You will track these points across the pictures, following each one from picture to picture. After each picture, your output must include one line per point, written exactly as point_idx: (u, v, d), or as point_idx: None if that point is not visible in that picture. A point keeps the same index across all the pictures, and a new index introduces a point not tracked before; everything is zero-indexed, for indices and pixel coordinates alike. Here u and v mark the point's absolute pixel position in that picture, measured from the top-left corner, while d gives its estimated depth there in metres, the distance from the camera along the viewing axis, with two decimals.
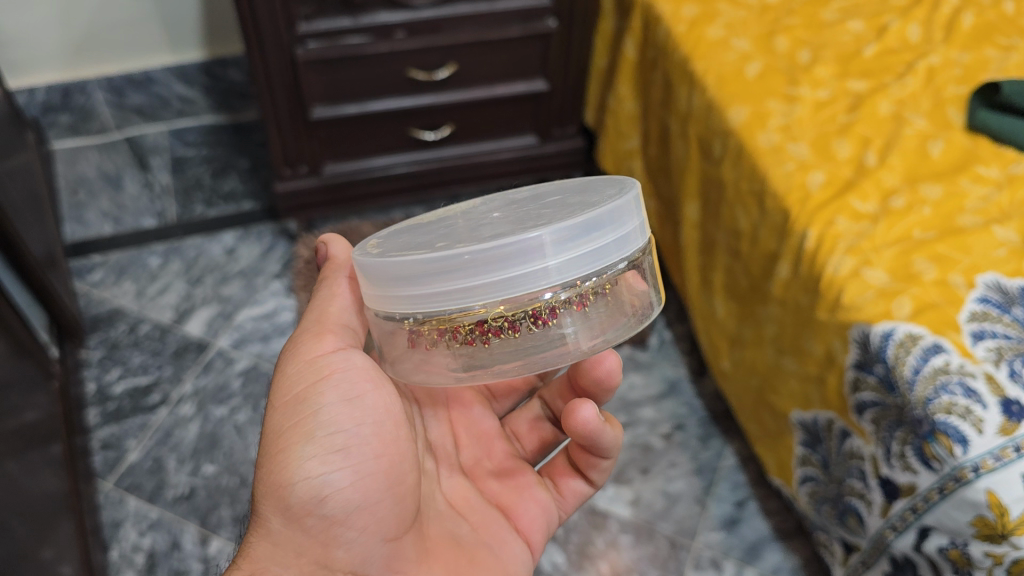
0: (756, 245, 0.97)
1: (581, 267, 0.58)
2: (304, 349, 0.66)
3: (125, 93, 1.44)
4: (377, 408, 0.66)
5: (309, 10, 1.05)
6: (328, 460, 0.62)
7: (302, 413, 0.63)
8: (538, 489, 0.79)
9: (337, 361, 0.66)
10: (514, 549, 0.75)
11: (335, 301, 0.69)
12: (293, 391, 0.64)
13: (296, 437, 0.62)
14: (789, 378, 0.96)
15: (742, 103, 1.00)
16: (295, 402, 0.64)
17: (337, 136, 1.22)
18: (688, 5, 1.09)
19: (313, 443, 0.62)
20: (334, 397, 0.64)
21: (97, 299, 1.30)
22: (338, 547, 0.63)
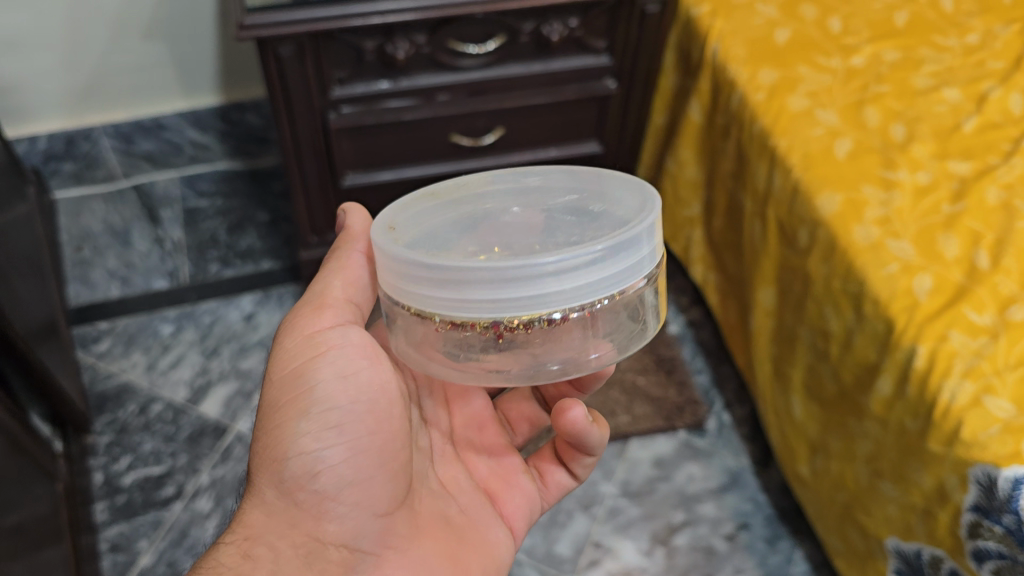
0: (850, 352, 0.87)
1: (601, 291, 0.54)
2: (303, 325, 0.65)
3: (134, 140, 1.32)
4: (374, 383, 0.64)
5: (344, 73, 0.94)
6: (321, 436, 0.61)
7: (299, 389, 0.62)
8: (523, 480, 0.77)
9: (334, 338, 0.64)
10: (497, 533, 0.73)
11: (340, 277, 0.67)
12: (291, 364, 0.63)
13: (292, 411, 0.61)
14: (886, 502, 0.85)
15: (834, 189, 0.88)
16: (292, 377, 0.63)
17: (369, 206, 1.11)
18: (766, 68, 0.98)
19: (307, 418, 0.61)
20: (329, 373, 0.62)
21: (104, 373, 1.19)
22: (329, 521, 0.62)
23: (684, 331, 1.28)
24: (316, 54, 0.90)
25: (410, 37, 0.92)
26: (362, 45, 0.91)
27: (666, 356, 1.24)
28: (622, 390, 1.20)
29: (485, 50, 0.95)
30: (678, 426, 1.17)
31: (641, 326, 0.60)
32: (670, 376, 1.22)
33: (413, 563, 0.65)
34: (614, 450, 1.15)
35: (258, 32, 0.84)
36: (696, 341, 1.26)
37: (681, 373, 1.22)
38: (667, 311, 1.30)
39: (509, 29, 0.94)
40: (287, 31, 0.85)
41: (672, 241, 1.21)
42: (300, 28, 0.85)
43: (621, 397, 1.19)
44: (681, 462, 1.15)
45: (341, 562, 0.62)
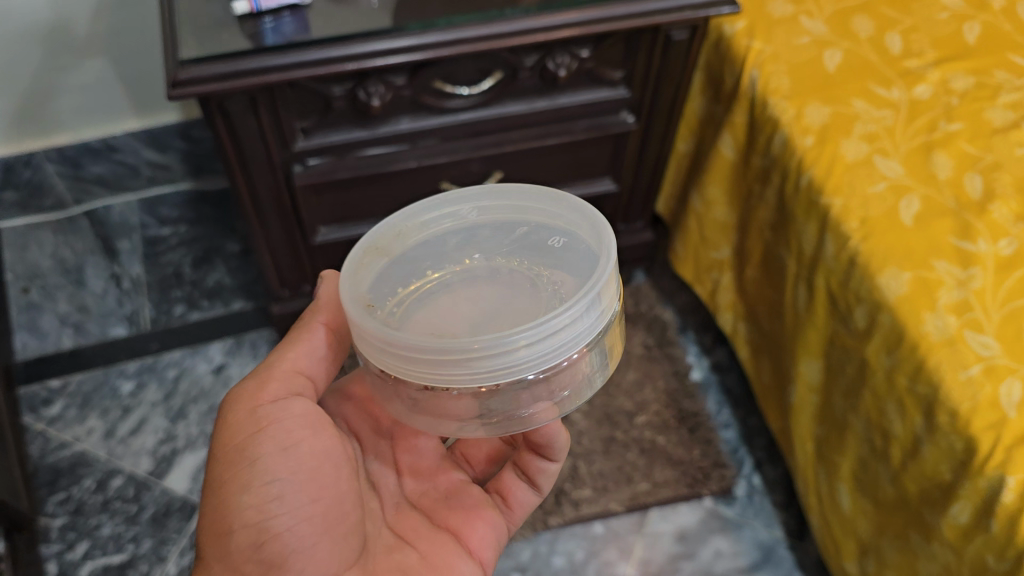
0: (917, 461, 0.73)
1: (583, 341, 0.47)
2: (246, 397, 0.60)
3: (83, 165, 1.16)
4: (319, 453, 0.60)
5: (307, 122, 0.77)
6: (265, 507, 0.57)
7: (239, 464, 0.58)
8: (484, 511, 0.73)
9: (275, 410, 0.59)
10: (462, 572, 0.68)
11: (294, 349, 0.62)
12: (233, 441, 0.58)
13: (235, 484, 0.57)
14: None
15: (900, 264, 0.73)
16: (234, 453, 0.58)
17: (346, 259, 0.96)
18: (815, 105, 0.82)
19: (249, 491, 0.57)
20: (269, 446, 0.58)
21: (56, 442, 1.06)
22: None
23: (707, 377, 1.14)
24: (273, 105, 0.74)
25: (385, 80, 0.75)
26: (328, 91, 0.74)
27: (689, 410, 1.11)
28: (640, 451, 1.07)
29: (478, 90, 0.79)
30: (703, 493, 1.05)
31: (606, 363, 0.54)
32: (693, 433, 1.09)
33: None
34: (631, 523, 1.03)
35: (196, 87, 0.68)
36: (721, 389, 1.14)
37: (706, 430, 1.09)
38: (689, 353, 1.17)
39: (507, 64, 0.77)
40: (234, 85, 0.69)
41: (696, 283, 1.06)
42: (251, 81, 0.69)
43: (639, 461, 1.06)
44: (707, 536, 1.03)
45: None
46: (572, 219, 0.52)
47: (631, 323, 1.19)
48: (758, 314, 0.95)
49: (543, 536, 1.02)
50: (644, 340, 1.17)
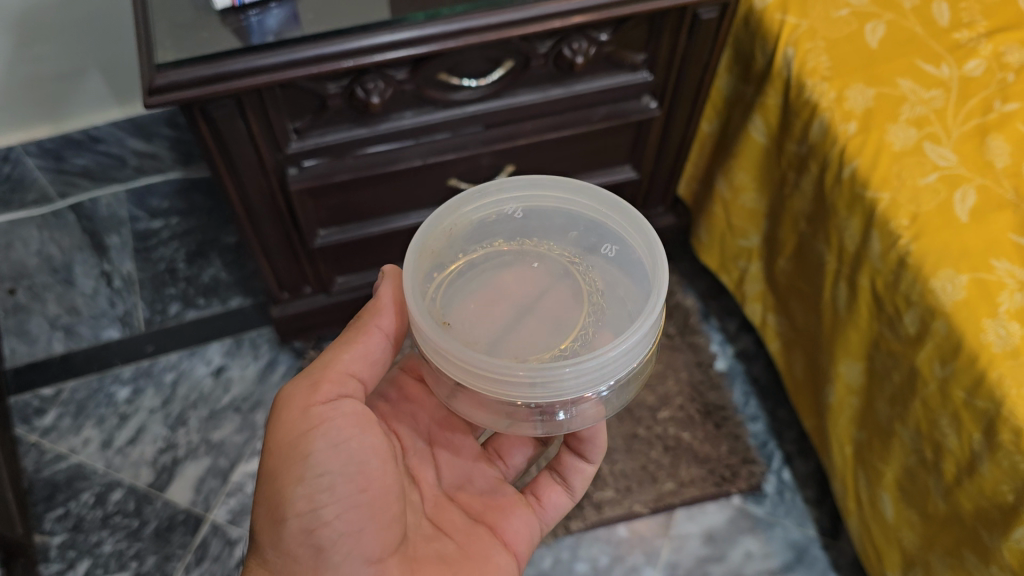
0: (974, 478, 0.67)
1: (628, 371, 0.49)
2: (296, 393, 0.56)
3: (65, 158, 1.10)
4: (371, 451, 0.56)
5: (300, 122, 0.72)
6: (315, 499, 0.53)
7: (290, 458, 0.54)
8: (520, 507, 0.69)
9: (328, 409, 0.55)
10: (500, 563, 0.63)
11: (349, 350, 0.58)
12: (285, 436, 0.55)
13: (287, 477, 0.54)
14: None
15: (953, 264, 0.66)
16: (285, 448, 0.55)
17: (344, 254, 0.92)
18: (858, 87, 0.75)
19: (300, 484, 0.53)
20: (322, 442, 0.54)
21: (51, 455, 1.01)
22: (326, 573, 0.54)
23: (733, 365, 1.10)
24: (262, 107, 0.69)
25: (385, 75, 0.69)
26: (323, 90, 0.68)
27: (714, 403, 1.05)
28: (664, 449, 1.02)
29: (487, 81, 0.73)
30: (731, 492, 1.00)
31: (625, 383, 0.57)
32: (719, 428, 1.03)
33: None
34: (657, 525, 0.99)
35: (176, 94, 0.63)
36: (748, 378, 1.09)
37: (733, 424, 1.04)
38: (712, 341, 1.12)
39: (519, 53, 0.71)
40: (216, 90, 0.63)
41: (722, 271, 1.02)
42: (235, 85, 0.63)
43: (663, 459, 1.01)
44: (737, 537, 0.98)
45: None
46: (624, 228, 0.53)
47: None
48: (789, 307, 0.90)
49: (565, 542, 0.97)
50: (665, 328, 1.11)
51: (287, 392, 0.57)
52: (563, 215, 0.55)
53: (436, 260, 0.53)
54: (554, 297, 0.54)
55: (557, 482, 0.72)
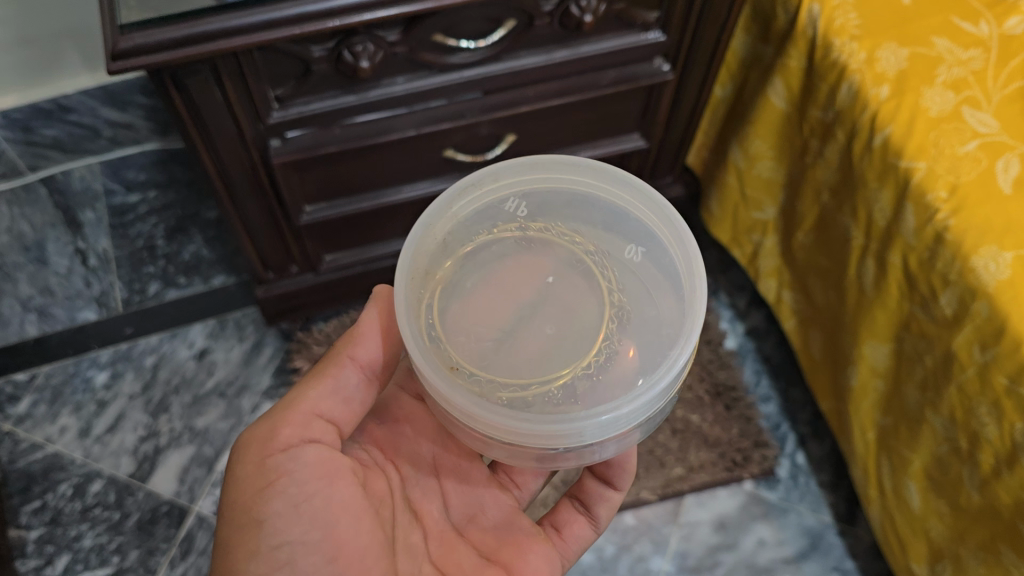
0: (1014, 470, 0.61)
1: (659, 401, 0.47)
2: (255, 448, 0.53)
3: (34, 127, 1.03)
4: (340, 507, 0.52)
5: (282, 89, 0.66)
6: (272, 574, 0.50)
7: (245, 525, 0.51)
8: (539, 542, 0.63)
9: (287, 459, 0.52)
10: None
11: (317, 386, 0.55)
12: (240, 499, 0.52)
13: (242, 549, 0.50)
14: None
15: (995, 241, 0.60)
16: (240, 514, 0.51)
17: (334, 230, 0.87)
18: (890, 47, 0.69)
19: (256, 557, 0.50)
20: (280, 503, 0.50)
21: (26, 444, 0.95)
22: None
23: (743, 344, 1.05)
24: (239, 73, 0.62)
25: (375, 36, 0.63)
26: (306, 53, 0.62)
27: (724, 383, 1.00)
28: (672, 433, 0.96)
29: (486, 43, 0.67)
30: (743, 477, 0.95)
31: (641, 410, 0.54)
32: (729, 410, 0.98)
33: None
34: (666, 512, 0.94)
35: (143, 58, 0.57)
36: (759, 357, 1.04)
37: (744, 406, 0.98)
38: (721, 318, 1.07)
39: (522, 12, 0.65)
40: (188, 53, 0.57)
41: (734, 246, 0.99)
42: (209, 47, 0.57)
43: (671, 443, 0.96)
44: (749, 524, 0.93)
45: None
46: (646, 212, 0.50)
47: None
48: (809, 284, 0.86)
49: None
50: None
51: (248, 438, 0.54)
52: (573, 202, 0.52)
53: (432, 271, 0.50)
54: (564, 298, 0.51)
55: (580, 514, 0.69)
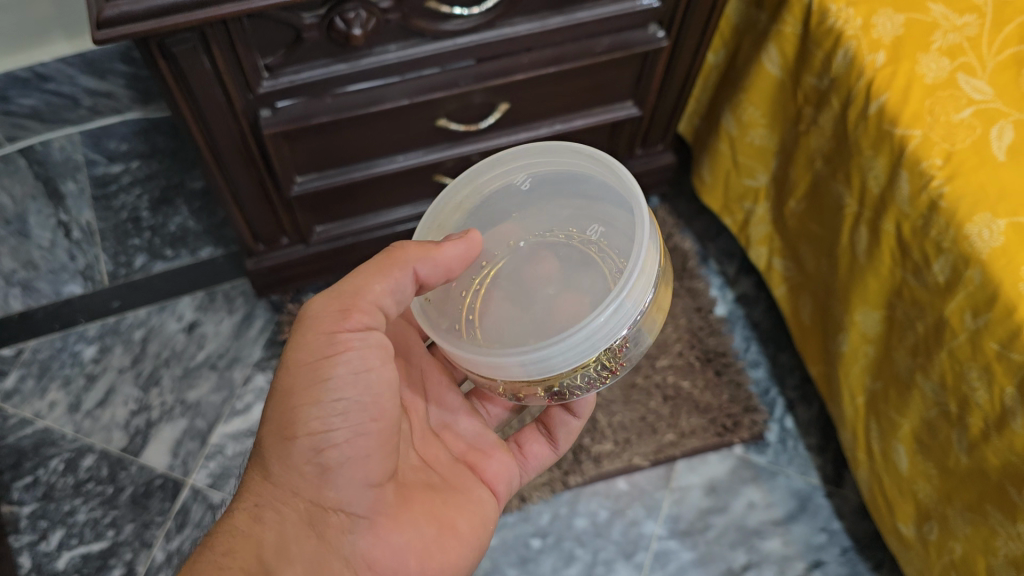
0: (1003, 432, 0.62)
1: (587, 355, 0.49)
2: (324, 318, 0.52)
3: (12, 98, 1.01)
4: (392, 383, 0.54)
5: (273, 58, 0.64)
6: (327, 421, 0.51)
7: (308, 380, 0.51)
8: (501, 451, 0.67)
9: (355, 339, 0.52)
10: (481, 498, 0.62)
11: (378, 280, 0.53)
12: (303, 357, 0.52)
13: (302, 398, 0.51)
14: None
15: (988, 210, 0.61)
16: (302, 369, 0.52)
17: (326, 200, 0.86)
18: (886, 13, 0.70)
19: (314, 407, 0.51)
20: (343, 370, 0.51)
21: (15, 420, 0.94)
22: (329, 491, 0.53)
23: (732, 311, 1.06)
24: (229, 42, 0.61)
25: (367, 3, 0.62)
26: (297, 20, 0.61)
27: (714, 350, 1.01)
28: (663, 399, 0.97)
29: (479, 10, 0.66)
30: (733, 442, 0.96)
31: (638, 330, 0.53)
32: (720, 375, 0.99)
33: (395, 547, 0.55)
34: (658, 477, 0.95)
35: (128, 27, 0.55)
36: (748, 323, 1.05)
37: (734, 371, 0.99)
38: (711, 286, 1.07)
39: None
40: (176, 22, 0.56)
41: (725, 214, 1.00)
42: (197, 15, 0.56)
43: (663, 409, 0.97)
44: (739, 487, 0.94)
45: (339, 532, 0.53)
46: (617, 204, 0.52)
47: None
48: (801, 251, 0.87)
49: (563, 497, 0.93)
50: None
51: (312, 307, 0.53)
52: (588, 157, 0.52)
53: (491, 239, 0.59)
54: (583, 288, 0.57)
55: (542, 435, 0.71)
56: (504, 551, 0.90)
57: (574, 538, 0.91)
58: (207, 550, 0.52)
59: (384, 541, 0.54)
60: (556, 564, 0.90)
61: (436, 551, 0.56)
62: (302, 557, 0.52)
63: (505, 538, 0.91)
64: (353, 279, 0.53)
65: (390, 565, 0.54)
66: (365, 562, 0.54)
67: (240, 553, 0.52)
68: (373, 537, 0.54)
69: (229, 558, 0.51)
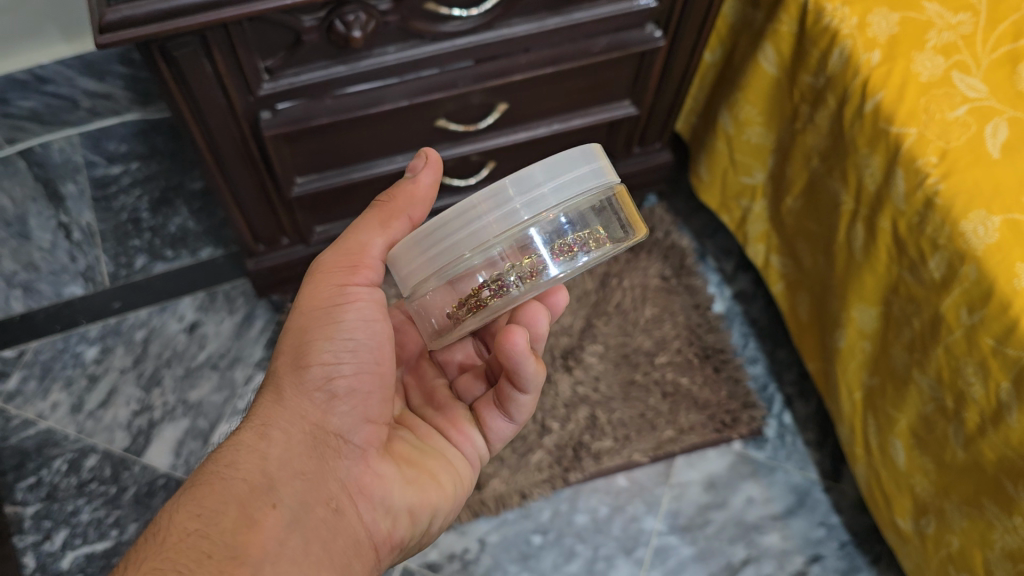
0: (999, 426, 0.62)
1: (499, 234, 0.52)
2: (334, 269, 0.57)
3: (12, 101, 1.01)
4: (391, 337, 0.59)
5: (273, 60, 0.65)
6: (338, 354, 0.55)
7: (322, 317, 0.55)
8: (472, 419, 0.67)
9: (363, 291, 0.57)
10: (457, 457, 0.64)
11: (380, 235, 0.57)
12: (315, 299, 0.56)
13: (317, 333, 0.55)
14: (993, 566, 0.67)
15: (983, 207, 0.62)
16: (318, 309, 0.56)
17: (325, 200, 0.86)
18: (881, 12, 0.71)
19: (329, 340, 0.55)
20: (355, 314, 0.56)
21: (17, 421, 0.95)
22: (334, 418, 0.56)
23: (730, 308, 1.06)
24: (229, 44, 0.62)
25: (366, 6, 0.62)
26: (297, 23, 0.62)
27: (712, 346, 1.01)
28: (662, 396, 0.98)
29: (478, 11, 0.67)
30: (732, 438, 0.97)
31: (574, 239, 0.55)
32: (718, 372, 1.00)
33: (383, 478, 0.57)
34: (657, 473, 0.95)
35: (130, 31, 0.56)
36: (746, 320, 1.06)
37: (733, 367, 1.00)
38: (709, 283, 1.08)
39: None
40: (177, 25, 0.56)
41: (723, 211, 1.00)
42: (199, 18, 0.57)
43: (662, 406, 0.97)
44: (738, 483, 0.95)
45: (336, 457, 0.55)
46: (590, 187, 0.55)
47: (645, 252, 1.08)
48: (798, 249, 0.88)
49: (563, 494, 0.93)
50: (660, 270, 1.06)
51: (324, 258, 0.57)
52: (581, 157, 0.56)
53: None
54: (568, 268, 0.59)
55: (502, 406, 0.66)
56: (505, 548, 0.91)
57: (575, 535, 0.92)
58: (211, 463, 0.52)
59: (374, 472, 0.57)
60: (557, 560, 0.90)
61: (418, 487, 0.59)
62: (306, 476, 0.53)
63: (506, 535, 0.91)
64: (357, 232, 0.57)
65: (380, 495, 0.56)
66: (357, 488, 0.55)
67: (244, 464, 0.52)
68: (366, 466, 0.56)
69: (233, 469, 0.51)
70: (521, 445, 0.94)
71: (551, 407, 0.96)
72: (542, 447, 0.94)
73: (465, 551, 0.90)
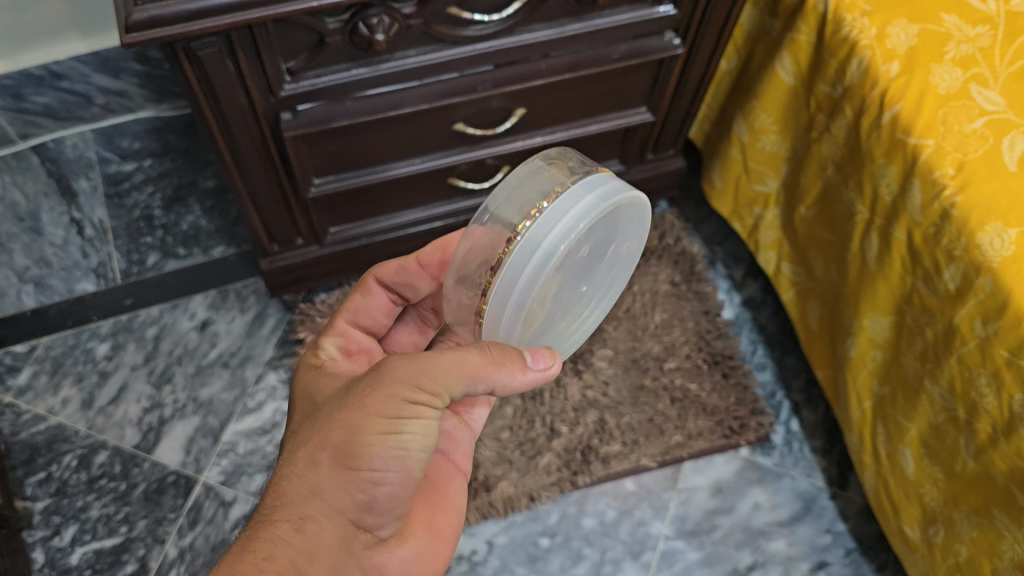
0: (1011, 437, 0.63)
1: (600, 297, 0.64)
2: (407, 384, 0.46)
3: (26, 96, 1.02)
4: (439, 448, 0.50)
5: (295, 61, 0.65)
6: (388, 461, 0.47)
7: (387, 417, 0.46)
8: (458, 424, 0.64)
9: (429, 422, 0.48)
10: (454, 488, 0.60)
11: (467, 377, 0.48)
12: (381, 403, 0.46)
13: (375, 435, 0.46)
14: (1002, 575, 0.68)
15: (997, 220, 0.62)
16: (385, 411, 0.46)
17: (343, 202, 0.87)
18: (900, 23, 0.71)
19: (386, 448, 0.46)
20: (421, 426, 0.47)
21: (28, 416, 0.95)
22: (369, 515, 0.49)
23: (739, 314, 1.07)
24: (253, 45, 0.62)
25: (390, 9, 0.63)
26: (321, 25, 0.62)
27: (721, 352, 1.02)
28: (671, 401, 0.98)
29: (499, 16, 0.67)
30: (740, 444, 0.97)
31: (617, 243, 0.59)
32: (726, 378, 1.00)
33: (401, 562, 0.52)
34: (665, 478, 0.96)
35: (158, 30, 0.56)
36: (755, 326, 1.06)
37: (741, 374, 1.01)
38: (719, 289, 1.09)
39: None
40: (203, 25, 0.57)
41: (735, 218, 1.01)
42: (225, 19, 0.57)
43: (670, 411, 0.98)
44: (745, 488, 0.96)
45: (364, 550, 0.50)
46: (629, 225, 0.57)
47: (654, 258, 1.09)
48: (809, 256, 0.89)
49: (571, 497, 0.94)
50: (670, 276, 1.07)
51: (398, 362, 0.47)
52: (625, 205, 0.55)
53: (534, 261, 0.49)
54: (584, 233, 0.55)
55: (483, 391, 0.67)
56: (513, 550, 0.91)
57: (582, 538, 0.92)
58: (246, 552, 0.46)
59: (395, 558, 0.52)
60: (564, 563, 0.90)
61: (430, 560, 0.55)
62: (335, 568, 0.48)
63: (514, 537, 0.91)
64: (446, 358, 0.48)
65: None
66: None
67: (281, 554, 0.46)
68: (388, 552, 0.51)
69: (271, 563, 0.46)
70: (530, 448, 0.95)
71: (560, 411, 0.97)
72: (551, 450, 0.94)
73: (473, 553, 0.90)
